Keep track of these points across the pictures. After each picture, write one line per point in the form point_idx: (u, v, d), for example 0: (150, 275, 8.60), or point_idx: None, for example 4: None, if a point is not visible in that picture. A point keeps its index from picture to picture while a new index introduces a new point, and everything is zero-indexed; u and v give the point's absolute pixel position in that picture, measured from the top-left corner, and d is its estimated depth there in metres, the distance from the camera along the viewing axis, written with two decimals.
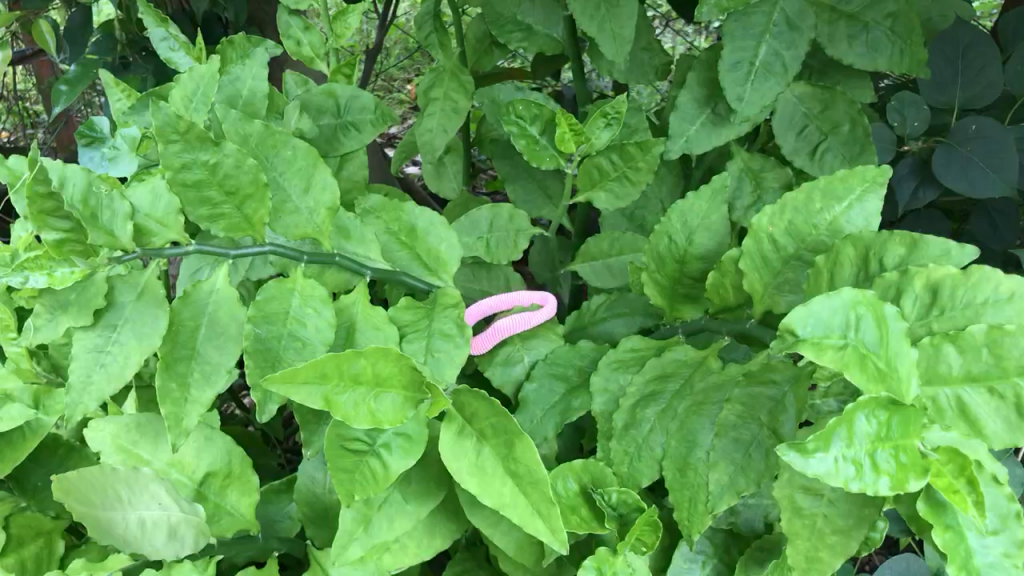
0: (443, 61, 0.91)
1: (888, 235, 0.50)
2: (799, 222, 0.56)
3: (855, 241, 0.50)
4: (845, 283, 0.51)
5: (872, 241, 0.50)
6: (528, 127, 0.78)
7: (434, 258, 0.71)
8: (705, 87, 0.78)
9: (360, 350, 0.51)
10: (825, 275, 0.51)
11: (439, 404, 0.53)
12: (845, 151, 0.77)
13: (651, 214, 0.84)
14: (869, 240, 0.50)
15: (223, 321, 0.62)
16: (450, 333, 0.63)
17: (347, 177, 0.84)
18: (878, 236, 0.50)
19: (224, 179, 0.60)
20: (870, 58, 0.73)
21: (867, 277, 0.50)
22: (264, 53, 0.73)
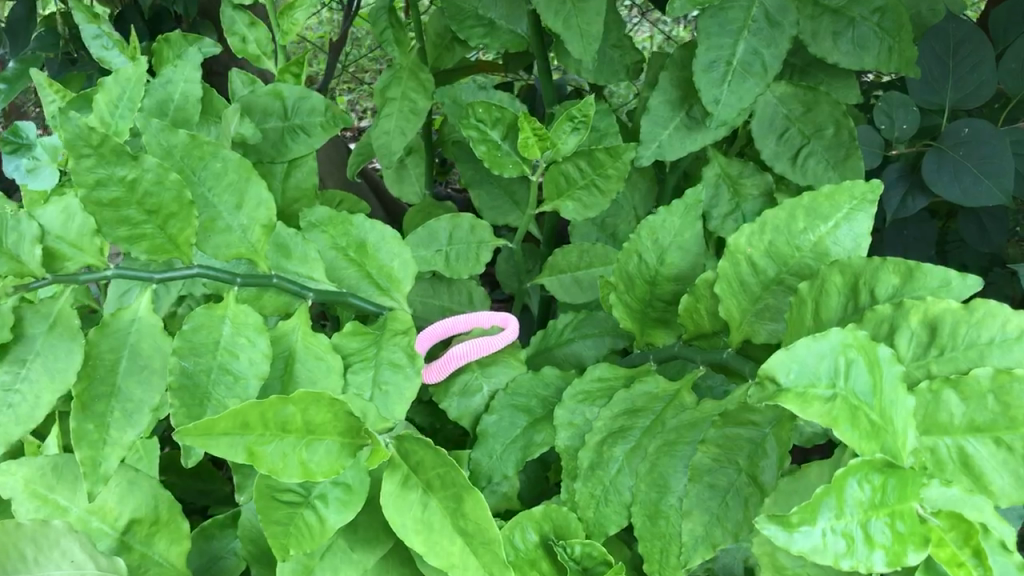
0: (401, 59, 0.85)
1: (880, 261, 0.44)
2: (780, 243, 0.51)
3: (842, 268, 0.45)
4: (831, 314, 0.45)
5: (863, 267, 0.45)
6: (489, 132, 0.73)
7: (386, 275, 0.65)
8: (679, 88, 0.72)
9: (290, 396, 0.46)
10: (811, 305, 0.46)
11: (377, 454, 0.47)
12: (829, 156, 0.71)
13: (623, 223, 0.78)
14: (858, 267, 0.45)
15: (146, 352, 0.56)
16: (399, 363, 0.58)
17: (294, 184, 0.78)
18: (868, 263, 0.45)
19: (144, 197, 0.54)
20: (855, 57, 0.67)
21: (856, 309, 0.45)
22: (197, 54, 0.67)
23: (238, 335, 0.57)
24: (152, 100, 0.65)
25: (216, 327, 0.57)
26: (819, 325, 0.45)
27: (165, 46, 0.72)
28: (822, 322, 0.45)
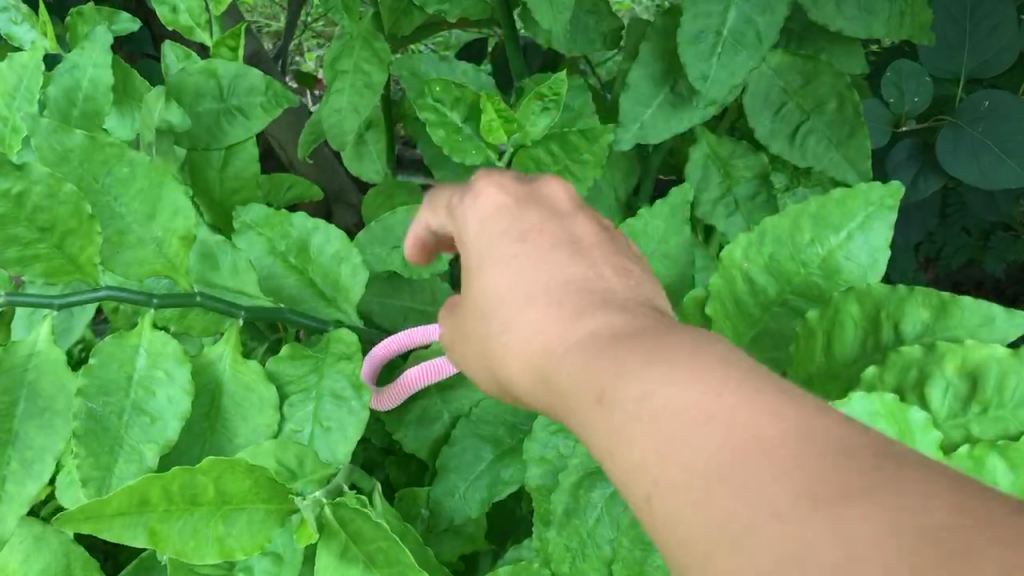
0: (351, 25, 0.75)
1: (905, 293, 0.40)
2: (782, 257, 0.43)
3: (860, 296, 0.41)
4: (846, 349, 0.41)
5: (884, 298, 0.40)
6: (449, 114, 0.64)
7: (332, 283, 0.57)
8: (662, 61, 0.64)
9: (199, 465, 0.40)
10: (822, 338, 0.41)
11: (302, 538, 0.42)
12: (830, 133, 0.63)
13: (603, 209, 0.70)
14: (878, 297, 0.40)
15: (47, 392, 0.48)
16: (342, 395, 0.50)
17: (233, 173, 0.70)
18: (890, 294, 0.40)
19: (34, 212, 0.46)
20: (863, 23, 0.58)
21: (876, 346, 0.41)
22: (108, 34, 0.57)
23: (154, 369, 0.49)
24: (58, 89, 0.57)
25: (129, 360, 0.49)
26: (831, 362, 0.41)
27: (79, 21, 0.63)
28: (835, 356, 0.41)
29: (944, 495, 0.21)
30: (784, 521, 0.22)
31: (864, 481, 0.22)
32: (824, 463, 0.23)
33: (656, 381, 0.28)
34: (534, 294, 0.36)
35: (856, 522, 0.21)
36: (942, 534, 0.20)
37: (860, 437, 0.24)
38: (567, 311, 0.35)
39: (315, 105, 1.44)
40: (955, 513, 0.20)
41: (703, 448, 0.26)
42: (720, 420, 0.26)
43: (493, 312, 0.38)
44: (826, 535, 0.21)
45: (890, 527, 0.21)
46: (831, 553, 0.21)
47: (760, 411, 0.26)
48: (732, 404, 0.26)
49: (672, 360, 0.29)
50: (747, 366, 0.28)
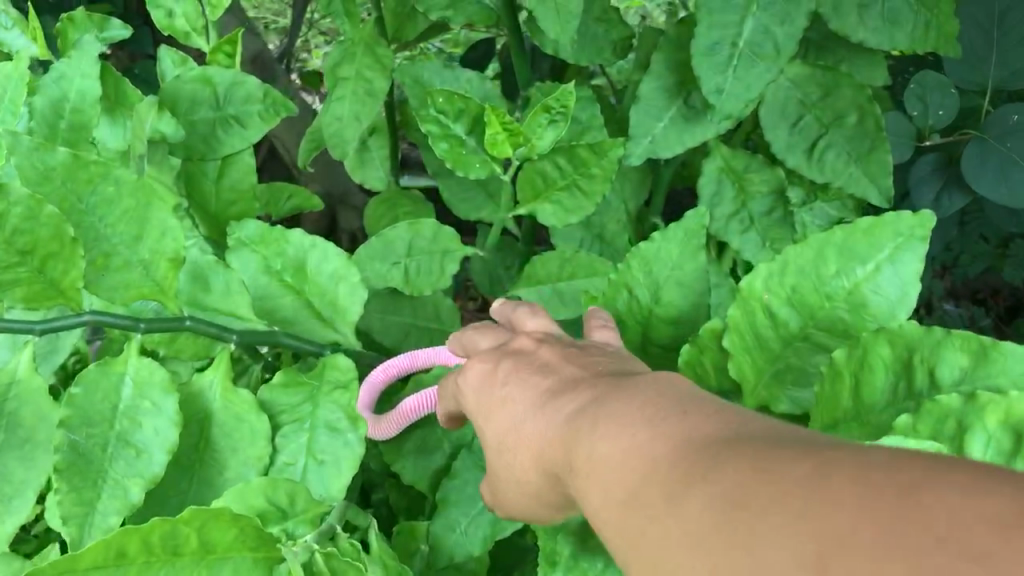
0: (351, 31, 0.71)
1: (942, 337, 0.38)
2: (806, 290, 0.41)
3: (892, 338, 0.39)
4: (876, 395, 0.39)
5: (917, 340, 0.39)
6: (452, 126, 0.61)
7: (330, 305, 0.54)
8: (675, 73, 0.61)
9: (181, 517, 0.39)
10: (848, 381, 0.39)
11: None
12: (849, 148, 0.60)
13: (612, 222, 0.67)
14: (911, 339, 0.39)
15: (28, 423, 0.45)
16: (338, 426, 0.48)
17: (229, 185, 0.65)
18: (927, 337, 0.38)
19: (13, 235, 0.44)
20: (886, 35, 0.56)
21: (910, 392, 0.39)
22: (95, 42, 0.55)
23: (141, 399, 0.46)
24: (45, 100, 0.54)
25: (114, 389, 0.47)
26: (859, 408, 0.39)
27: (69, 27, 0.61)
28: (863, 403, 0.39)
29: (771, 455, 0.25)
30: (657, 515, 0.26)
31: (703, 456, 0.26)
32: (678, 454, 0.27)
33: (584, 429, 0.33)
34: (517, 389, 0.40)
35: (694, 502, 0.25)
36: (750, 494, 0.24)
37: (715, 423, 0.28)
38: (539, 398, 0.38)
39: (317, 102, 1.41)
40: (763, 467, 0.24)
41: (613, 473, 0.29)
42: (616, 442, 0.30)
43: (490, 412, 0.42)
44: (673, 525, 0.25)
45: (714, 496, 0.24)
46: (687, 539, 0.24)
47: (649, 426, 0.30)
48: (627, 424, 0.31)
49: (601, 411, 0.33)
50: (652, 391, 0.32)
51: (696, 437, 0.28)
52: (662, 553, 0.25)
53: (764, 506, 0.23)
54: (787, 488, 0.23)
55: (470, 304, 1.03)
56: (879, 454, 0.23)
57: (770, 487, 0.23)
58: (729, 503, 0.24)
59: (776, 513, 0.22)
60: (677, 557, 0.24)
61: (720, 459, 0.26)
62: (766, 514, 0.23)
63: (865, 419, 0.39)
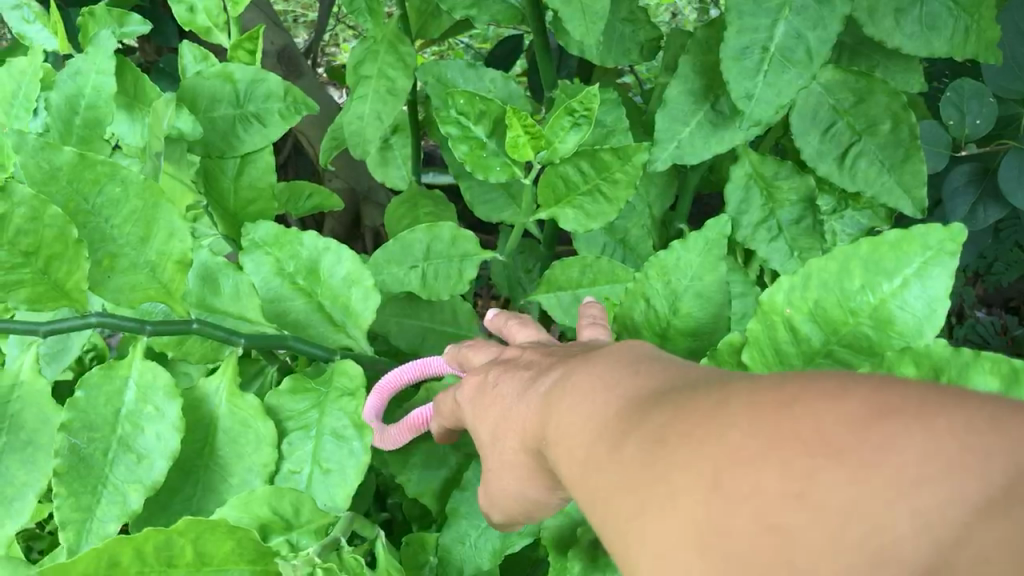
0: (374, 29, 0.69)
1: (971, 358, 0.37)
2: (830, 304, 0.40)
3: (917, 357, 0.37)
4: None
5: (946, 361, 0.37)
6: (473, 128, 0.60)
7: (342, 310, 0.53)
8: (702, 76, 0.59)
9: (175, 526, 0.39)
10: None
11: None
12: (882, 156, 0.58)
13: (635, 227, 0.66)
14: (939, 361, 0.37)
15: (31, 426, 0.45)
16: (343, 434, 0.47)
17: (248, 183, 0.62)
18: (956, 358, 0.37)
19: (19, 236, 0.43)
20: (923, 41, 0.54)
21: None
22: (112, 39, 0.54)
23: (144, 403, 0.45)
24: (60, 95, 0.54)
25: (117, 393, 0.46)
26: None
27: (90, 20, 0.60)
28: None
29: (691, 397, 0.27)
30: (604, 467, 0.28)
31: (638, 411, 0.29)
32: (617, 411, 0.30)
33: (549, 402, 0.35)
34: (500, 377, 0.42)
35: (629, 448, 0.27)
36: (670, 433, 0.26)
37: (652, 381, 0.31)
38: (515, 381, 0.41)
39: (343, 96, 1.39)
40: (683, 408, 0.27)
41: (571, 434, 0.32)
42: (573, 409, 0.33)
43: (476, 400, 0.44)
44: (616, 471, 0.27)
45: (643, 441, 0.27)
46: (624, 482, 0.27)
47: (596, 390, 0.32)
48: (582, 391, 0.33)
49: (559, 382, 0.36)
50: (601, 356, 0.35)
51: (636, 394, 0.30)
52: (602, 501, 0.28)
53: (682, 441, 0.26)
54: (700, 421, 0.26)
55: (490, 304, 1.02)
56: (773, 377, 0.26)
57: (687, 423, 0.26)
58: (655, 443, 0.26)
59: (690, 446, 0.25)
60: (615, 500, 0.27)
61: (653, 409, 0.28)
62: (683, 448, 0.25)
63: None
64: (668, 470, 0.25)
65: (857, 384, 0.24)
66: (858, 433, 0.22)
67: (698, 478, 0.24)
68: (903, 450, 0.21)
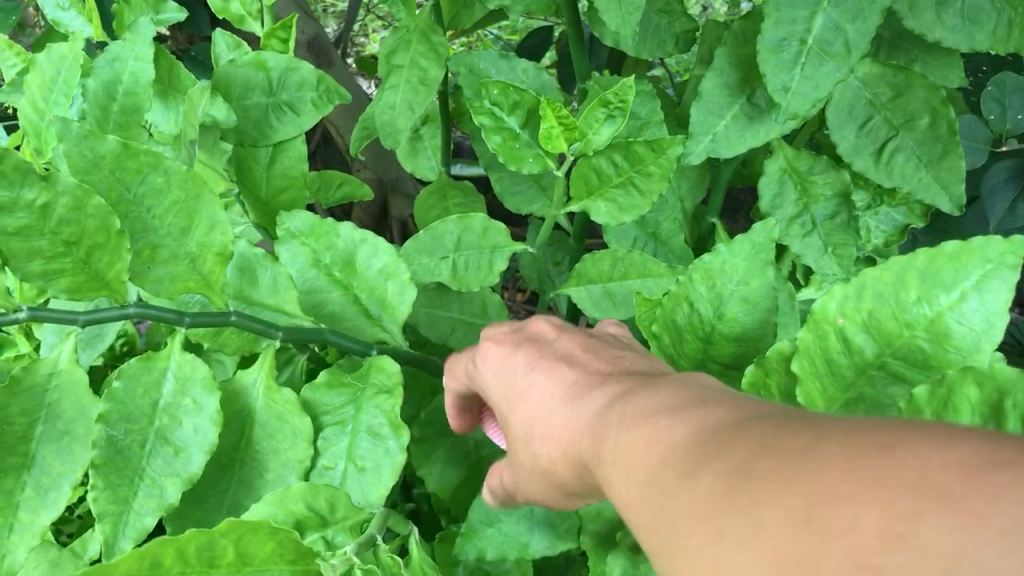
0: (408, 19, 0.69)
1: None
2: (883, 315, 0.38)
3: (980, 379, 0.35)
4: None
5: (1011, 382, 0.34)
6: (506, 119, 0.60)
7: (377, 303, 0.53)
8: (738, 69, 0.59)
9: (218, 528, 0.39)
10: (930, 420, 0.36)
11: None
12: (921, 152, 0.58)
13: (667, 221, 0.65)
14: (1005, 382, 0.34)
15: (69, 417, 0.45)
16: (379, 432, 0.47)
17: (281, 172, 0.62)
18: (1022, 380, 0.34)
19: (59, 225, 0.43)
20: (966, 35, 0.53)
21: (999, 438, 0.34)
22: (151, 24, 0.54)
23: (182, 396, 0.46)
24: (96, 83, 0.54)
25: (155, 384, 0.46)
26: None
27: (125, 8, 0.60)
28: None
29: (773, 433, 0.26)
30: (665, 488, 0.27)
31: (708, 436, 0.28)
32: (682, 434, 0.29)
33: (603, 417, 0.34)
34: (530, 368, 0.41)
35: (701, 475, 0.26)
36: (753, 466, 0.25)
37: (717, 409, 0.29)
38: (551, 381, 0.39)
39: (374, 87, 1.39)
40: (769, 444, 0.26)
41: (624, 450, 0.30)
42: (628, 427, 0.31)
43: (505, 389, 0.42)
44: (682, 494, 0.26)
45: (719, 469, 0.26)
46: (693, 508, 0.25)
47: (657, 410, 0.31)
48: (642, 410, 0.32)
49: (614, 398, 0.34)
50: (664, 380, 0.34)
51: (704, 418, 0.29)
52: (662, 526, 0.26)
53: (767, 475, 0.24)
54: (790, 460, 0.24)
55: (518, 297, 1.02)
56: (863, 428, 0.25)
57: (774, 459, 0.25)
58: (734, 473, 0.25)
59: (776, 482, 0.24)
60: (682, 525, 0.25)
61: (725, 438, 0.27)
62: (772, 482, 0.24)
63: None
64: (750, 501, 0.24)
65: (966, 444, 0.23)
66: (972, 489, 0.21)
67: (788, 513, 0.23)
68: (1018, 504, 0.20)
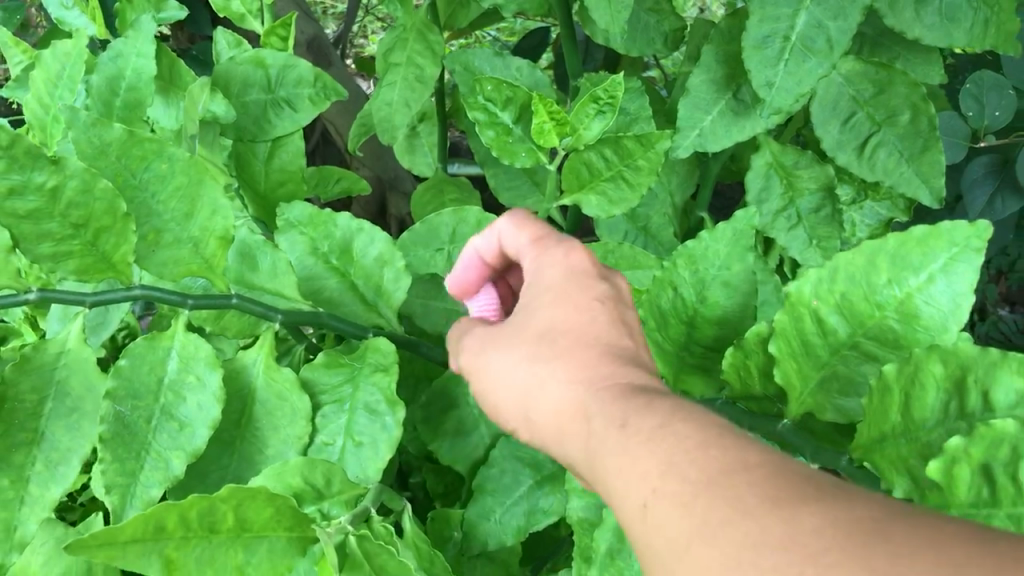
0: (405, 18, 0.71)
1: (997, 360, 0.36)
2: (856, 297, 0.40)
3: (943, 356, 0.37)
4: (927, 414, 0.37)
5: (972, 359, 0.36)
6: (499, 114, 0.61)
7: (373, 289, 0.55)
8: (724, 65, 0.61)
9: (218, 494, 0.40)
10: (899, 398, 0.38)
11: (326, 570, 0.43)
12: (902, 146, 0.60)
13: (657, 215, 0.67)
14: (965, 358, 0.36)
15: (76, 393, 0.46)
16: (377, 409, 0.48)
17: (279, 166, 0.64)
18: (982, 357, 0.36)
19: (68, 209, 0.44)
20: (944, 32, 0.55)
21: (962, 412, 0.36)
22: (152, 22, 0.55)
23: (185, 373, 0.47)
24: (102, 77, 0.55)
25: (160, 362, 0.48)
26: (908, 425, 0.38)
27: (127, 7, 0.61)
28: (913, 419, 0.38)
29: (888, 508, 0.25)
30: (745, 508, 0.26)
31: (806, 483, 0.27)
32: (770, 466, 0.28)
33: (659, 405, 0.32)
34: (580, 324, 0.39)
35: (811, 518, 0.25)
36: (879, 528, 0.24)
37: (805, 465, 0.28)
38: (602, 353, 0.37)
39: (371, 88, 1.41)
40: (890, 515, 0.25)
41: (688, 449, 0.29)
42: (701, 432, 0.30)
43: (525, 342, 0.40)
44: (781, 525, 0.25)
45: (831, 518, 0.25)
46: (800, 545, 0.24)
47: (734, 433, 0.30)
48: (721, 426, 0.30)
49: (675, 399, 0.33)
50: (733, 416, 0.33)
51: (794, 466, 0.28)
52: (744, 543, 0.25)
53: (900, 545, 0.23)
54: (922, 536, 0.23)
55: None
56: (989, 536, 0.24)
57: (900, 528, 0.24)
58: (855, 529, 0.24)
59: (909, 550, 0.23)
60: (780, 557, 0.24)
61: (834, 492, 0.26)
62: (908, 550, 0.23)
63: (914, 435, 0.38)
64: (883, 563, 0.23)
65: None
66: None
67: None
68: None
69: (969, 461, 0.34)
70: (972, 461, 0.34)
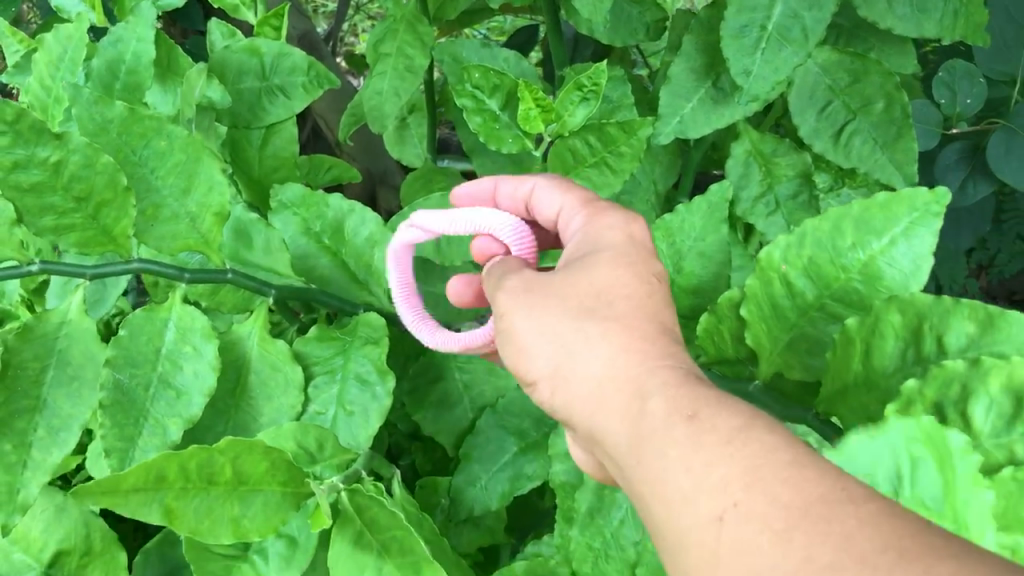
0: (396, 9, 0.72)
1: (951, 306, 0.38)
2: (823, 261, 0.42)
3: (903, 306, 0.39)
4: (886, 360, 0.40)
5: (929, 307, 0.39)
6: (487, 101, 0.63)
7: (363, 267, 0.56)
8: (704, 55, 0.63)
9: (217, 446, 0.42)
10: (860, 347, 0.40)
11: (318, 522, 0.45)
12: (876, 134, 0.62)
13: (641, 201, 0.69)
14: (923, 306, 0.39)
15: (77, 362, 0.48)
16: (367, 378, 0.50)
17: (273, 152, 0.66)
18: (937, 304, 0.39)
19: (70, 182, 0.46)
20: (915, 23, 0.57)
21: (918, 357, 0.39)
22: (152, 8, 0.57)
23: (182, 344, 0.49)
24: (102, 61, 0.57)
25: (158, 333, 0.49)
26: (869, 372, 0.40)
27: None
28: (873, 367, 0.40)
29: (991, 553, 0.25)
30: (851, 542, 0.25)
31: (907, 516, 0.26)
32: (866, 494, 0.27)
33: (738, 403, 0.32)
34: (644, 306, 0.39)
35: (925, 558, 0.24)
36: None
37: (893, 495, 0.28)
38: (665, 342, 0.37)
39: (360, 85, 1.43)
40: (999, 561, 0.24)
41: (775, 468, 0.29)
42: (790, 444, 0.30)
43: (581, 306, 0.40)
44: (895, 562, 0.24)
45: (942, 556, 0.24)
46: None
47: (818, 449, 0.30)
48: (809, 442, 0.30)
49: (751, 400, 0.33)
50: None
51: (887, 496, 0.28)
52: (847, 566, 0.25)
53: None
54: None
55: None
56: None
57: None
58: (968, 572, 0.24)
59: None
60: None
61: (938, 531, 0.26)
62: None
63: (875, 384, 0.40)
64: None
65: None
66: None
67: None
68: None
69: (924, 402, 0.37)
70: (927, 401, 0.37)
